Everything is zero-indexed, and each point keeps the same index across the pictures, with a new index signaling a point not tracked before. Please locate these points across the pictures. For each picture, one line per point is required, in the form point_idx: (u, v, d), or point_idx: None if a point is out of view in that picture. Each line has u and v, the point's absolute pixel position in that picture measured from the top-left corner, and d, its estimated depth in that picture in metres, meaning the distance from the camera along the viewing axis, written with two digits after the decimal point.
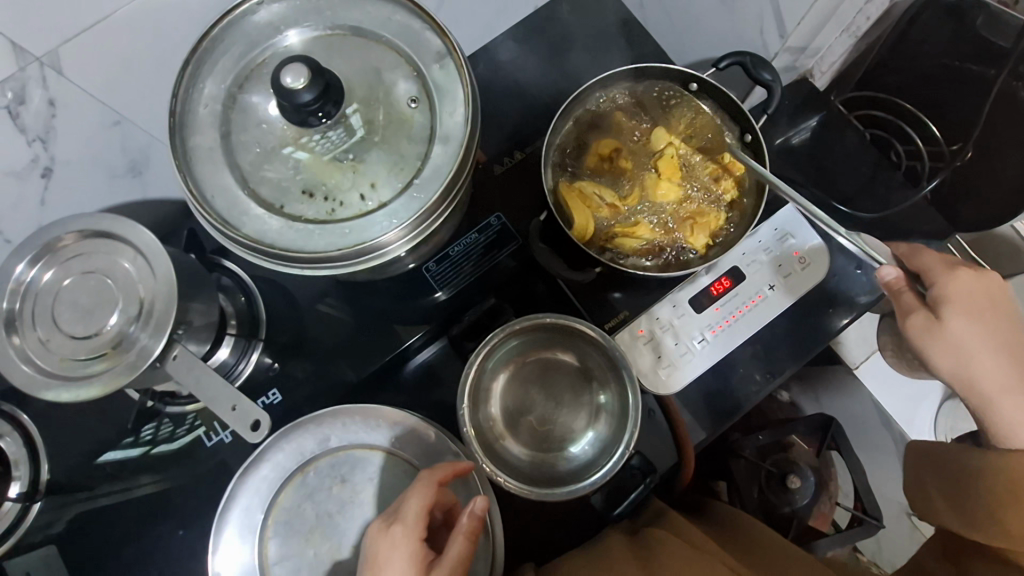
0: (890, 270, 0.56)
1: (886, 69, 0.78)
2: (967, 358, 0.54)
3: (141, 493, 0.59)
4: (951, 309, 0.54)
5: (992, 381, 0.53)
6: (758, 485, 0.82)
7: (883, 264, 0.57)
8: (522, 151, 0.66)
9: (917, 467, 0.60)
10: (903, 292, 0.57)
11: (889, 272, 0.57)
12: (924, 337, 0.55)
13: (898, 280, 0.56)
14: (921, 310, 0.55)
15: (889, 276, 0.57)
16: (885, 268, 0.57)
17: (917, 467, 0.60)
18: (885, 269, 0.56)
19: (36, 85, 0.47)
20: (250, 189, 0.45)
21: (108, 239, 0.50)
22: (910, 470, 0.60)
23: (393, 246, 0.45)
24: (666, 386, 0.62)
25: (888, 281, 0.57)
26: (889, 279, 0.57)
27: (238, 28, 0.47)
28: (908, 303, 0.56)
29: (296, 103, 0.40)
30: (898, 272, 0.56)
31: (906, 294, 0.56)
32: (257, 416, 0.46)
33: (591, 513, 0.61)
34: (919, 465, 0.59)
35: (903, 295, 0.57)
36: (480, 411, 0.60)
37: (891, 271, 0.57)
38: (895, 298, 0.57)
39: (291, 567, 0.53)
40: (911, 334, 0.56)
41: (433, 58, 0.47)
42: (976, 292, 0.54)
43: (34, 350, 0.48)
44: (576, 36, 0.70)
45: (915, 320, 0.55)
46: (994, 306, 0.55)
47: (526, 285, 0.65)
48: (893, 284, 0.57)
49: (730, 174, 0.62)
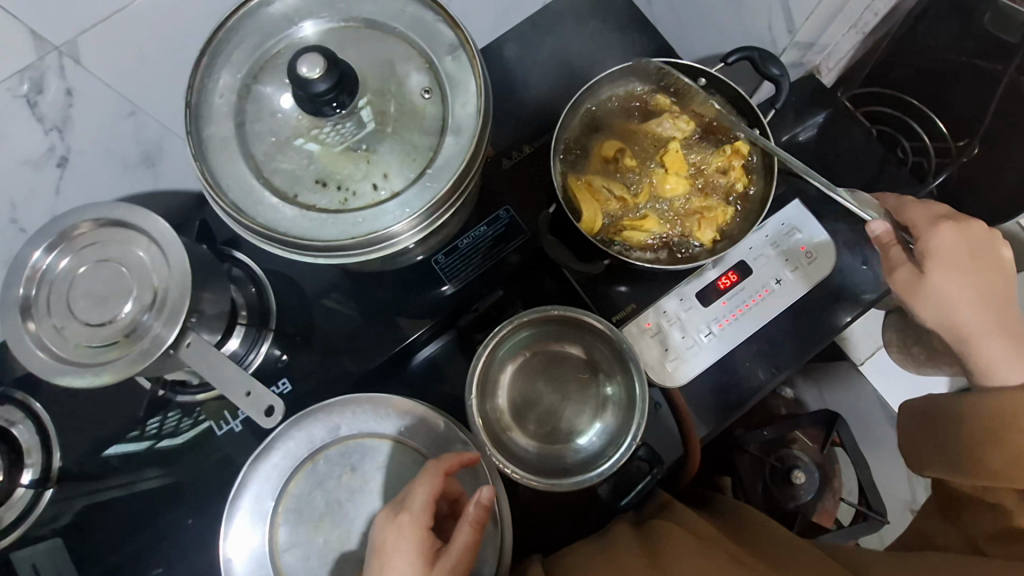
0: (879, 223, 0.56)
1: (892, 63, 0.79)
2: (954, 308, 0.54)
3: (150, 484, 0.60)
4: (938, 263, 0.54)
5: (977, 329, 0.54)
6: (762, 480, 0.84)
7: (873, 218, 0.56)
8: (531, 145, 0.66)
9: (908, 426, 0.60)
10: (890, 246, 0.57)
11: (877, 226, 0.56)
12: (909, 293, 0.56)
13: (887, 234, 0.56)
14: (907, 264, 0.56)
15: (877, 230, 0.56)
16: (874, 222, 0.56)
17: (911, 428, 0.60)
18: (874, 223, 0.55)
19: (54, 75, 0.48)
20: (264, 178, 0.46)
21: (123, 228, 0.51)
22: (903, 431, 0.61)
23: (404, 236, 0.45)
24: (672, 379, 0.62)
25: (876, 235, 0.56)
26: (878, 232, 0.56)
27: (252, 21, 0.48)
28: (894, 257, 0.57)
29: (312, 93, 0.41)
30: (886, 226, 0.56)
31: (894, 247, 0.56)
32: (272, 402, 0.46)
33: (597, 504, 0.61)
34: (909, 423, 0.60)
35: (890, 249, 0.57)
36: (487, 402, 0.61)
37: (880, 224, 0.56)
38: (882, 251, 0.57)
39: (301, 554, 0.53)
40: (896, 289, 0.57)
41: (445, 51, 0.47)
42: (964, 246, 0.54)
43: (49, 336, 0.49)
44: (584, 32, 0.71)
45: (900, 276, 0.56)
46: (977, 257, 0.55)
47: (533, 280, 0.66)
48: (882, 238, 0.57)
49: (737, 162, 0.62)
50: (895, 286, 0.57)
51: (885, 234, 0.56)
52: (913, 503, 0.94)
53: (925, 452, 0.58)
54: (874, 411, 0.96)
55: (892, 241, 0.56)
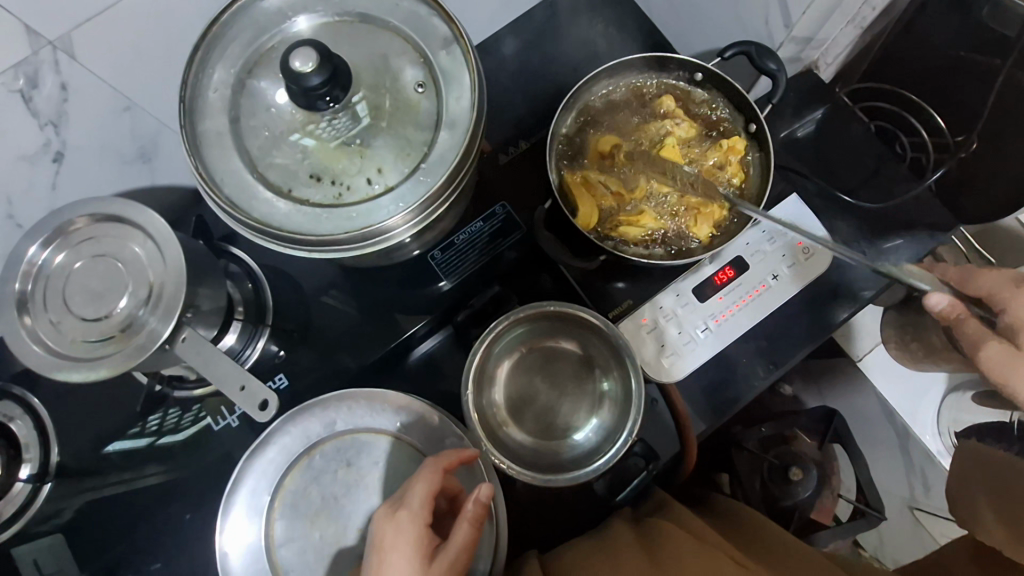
0: (937, 295, 0.52)
1: (889, 60, 0.79)
2: None
3: (148, 482, 0.60)
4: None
5: None
6: (759, 477, 0.83)
7: (932, 292, 0.52)
8: (527, 141, 0.66)
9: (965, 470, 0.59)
10: (963, 320, 0.51)
11: (938, 298, 0.52)
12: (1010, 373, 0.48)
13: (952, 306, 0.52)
14: (996, 341, 0.50)
15: (940, 304, 0.52)
16: (932, 295, 0.52)
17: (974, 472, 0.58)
18: (934, 296, 0.52)
19: (49, 69, 0.48)
20: (258, 173, 0.46)
21: (119, 223, 0.51)
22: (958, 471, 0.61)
23: (399, 230, 0.45)
24: (669, 374, 0.62)
25: (941, 308, 0.52)
26: (942, 306, 0.52)
27: (246, 15, 0.48)
28: (973, 332, 0.51)
29: (305, 87, 0.41)
30: (947, 296, 0.52)
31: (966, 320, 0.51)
32: (265, 397, 0.46)
33: (593, 500, 0.61)
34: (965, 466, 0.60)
35: (967, 323, 0.51)
36: (484, 397, 0.61)
37: (941, 298, 0.52)
38: (956, 328, 0.52)
39: (297, 548, 0.53)
40: (993, 372, 0.49)
41: (440, 44, 0.47)
42: None
43: (45, 332, 0.49)
44: (581, 29, 0.70)
45: (992, 351, 0.49)
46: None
47: (530, 276, 0.65)
48: (950, 312, 0.52)
49: (733, 157, 0.61)
50: (987, 370, 0.50)
51: (952, 309, 0.52)
52: (913, 500, 0.93)
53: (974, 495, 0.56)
54: (873, 408, 0.96)
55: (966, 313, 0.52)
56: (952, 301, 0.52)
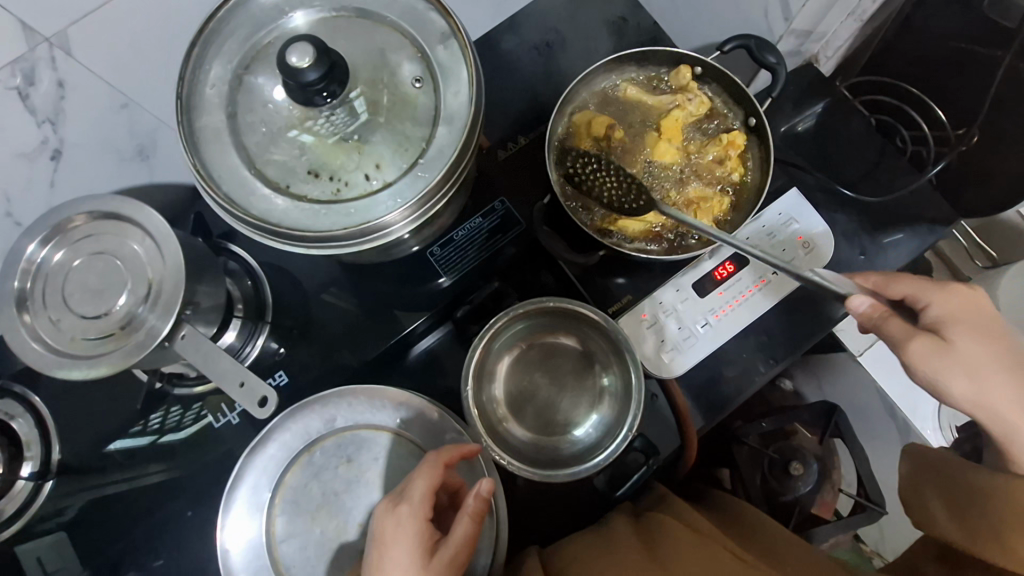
0: (857, 298, 0.51)
1: (890, 52, 0.80)
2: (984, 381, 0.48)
3: (149, 480, 0.60)
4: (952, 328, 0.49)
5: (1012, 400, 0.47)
6: (761, 471, 0.83)
7: (852, 295, 0.51)
8: (525, 136, 0.66)
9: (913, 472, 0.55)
10: (885, 321, 0.50)
11: (860, 302, 0.50)
12: (934, 369, 0.49)
13: (876, 308, 0.51)
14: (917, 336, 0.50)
15: (864, 306, 0.50)
16: (854, 299, 0.51)
17: (917, 478, 0.54)
18: (856, 299, 0.50)
19: (45, 66, 0.48)
20: (256, 169, 0.46)
21: (117, 220, 0.51)
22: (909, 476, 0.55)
23: (397, 226, 0.45)
24: (669, 370, 0.62)
25: (864, 312, 0.51)
26: (864, 309, 0.51)
27: (243, 11, 0.47)
28: (897, 332, 0.50)
29: (301, 82, 0.41)
30: (868, 299, 0.50)
31: (891, 320, 0.50)
32: (265, 392, 0.46)
33: (594, 495, 0.61)
34: (916, 470, 0.54)
35: (890, 322, 0.51)
36: (484, 392, 0.61)
37: (862, 300, 0.51)
38: (880, 326, 0.51)
39: (298, 545, 0.54)
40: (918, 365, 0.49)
41: (437, 39, 0.47)
42: (965, 308, 0.50)
43: (45, 329, 0.49)
44: (580, 23, 0.70)
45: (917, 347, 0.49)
46: (980, 317, 0.50)
47: (530, 273, 0.65)
48: (873, 313, 0.51)
49: (733, 152, 0.61)
50: (914, 367, 0.50)
51: (875, 310, 0.51)
52: None
53: (927, 502, 0.52)
54: (873, 402, 0.96)
55: (888, 314, 0.50)
56: (874, 304, 0.50)
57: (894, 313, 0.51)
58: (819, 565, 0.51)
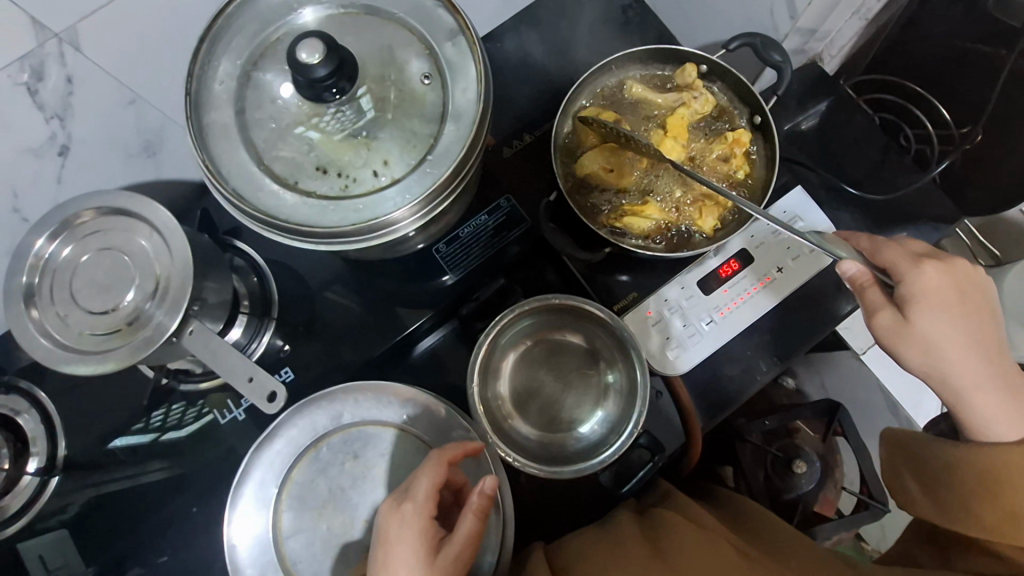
0: (849, 263, 0.52)
1: (896, 50, 0.80)
2: (946, 360, 0.51)
3: (154, 476, 0.60)
4: (926, 306, 0.50)
5: (973, 382, 0.50)
6: (764, 469, 0.83)
7: (844, 259, 0.52)
8: (531, 134, 0.66)
9: (888, 457, 0.56)
10: (869, 289, 0.52)
11: (849, 267, 0.52)
12: (895, 340, 0.52)
13: (862, 275, 0.52)
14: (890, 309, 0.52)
15: (850, 271, 0.52)
16: (846, 263, 0.52)
17: (894, 459, 0.56)
18: (846, 265, 0.52)
19: (54, 61, 0.48)
20: (264, 165, 0.46)
21: (125, 216, 0.51)
22: (886, 460, 0.56)
23: (404, 223, 0.45)
24: (674, 367, 0.62)
25: (850, 277, 0.53)
26: (851, 274, 0.53)
27: (251, 8, 0.48)
28: (875, 302, 0.52)
29: (311, 78, 0.41)
30: (858, 266, 0.52)
31: (873, 289, 0.52)
32: (274, 388, 0.46)
33: (599, 491, 0.62)
34: (891, 454, 0.56)
35: (870, 291, 0.53)
36: (490, 388, 0.61)
37: (853, 265, 0.52)
38: (860, 294, 0.53)
39: (304, 540, 0.54)
40: (880, 334, 0.52)
41: (445, 36, 0.47)
42: (951, 287, 0.51)
43: (52, 325, 0.49)
44: (585, 21, 0.70)
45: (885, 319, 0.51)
46: (967, 300, 0.51)
47: (534, 271, 0.66)
48: (857, 279, 0.53)
49: (738, 150, 0.61)
50: (879, 335, 0.53)
51: (861, 276, 0.52)
52: None
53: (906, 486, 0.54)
54: (875, 400, 0.96)
55: (871, 283, 0.52)
56: (862, 270, 0.52)
57: (879, 281, 0.53)
58: (822, 558, 0.51)
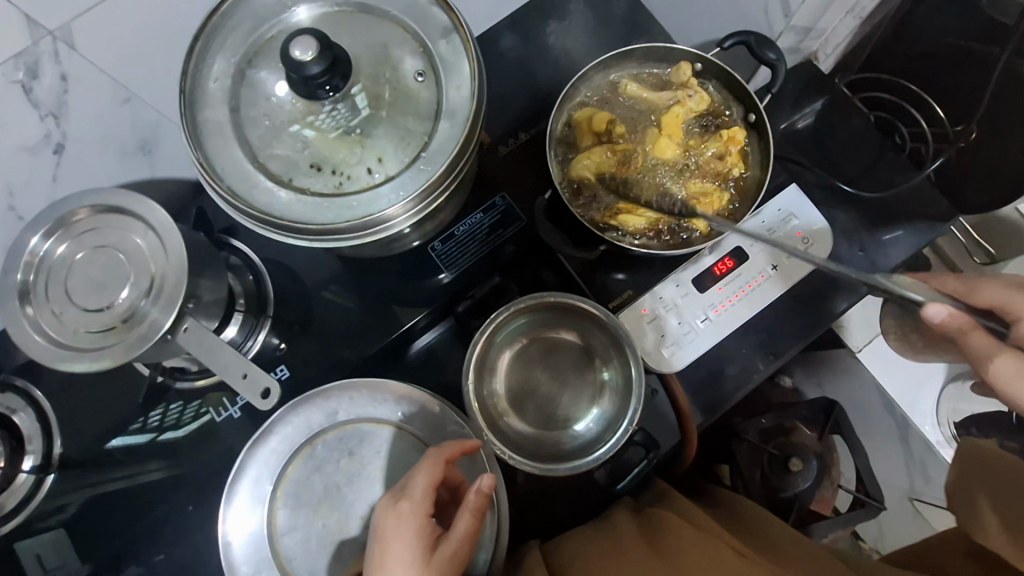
0: (937, 307, 0.46)
1: (888, 49, 0.81)
2: None
3: (151, 476, 0.60)
4: None
5: None
6: (761, 468, 0.83)
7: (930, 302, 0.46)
8: (526, 132, 0.67)
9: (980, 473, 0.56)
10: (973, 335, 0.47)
11: (937, 311, 0.46)
12: None
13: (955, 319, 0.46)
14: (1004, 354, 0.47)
15: (941, 315, 0.46)
16: (932, 307, 0.46)
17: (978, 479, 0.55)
18: (934, 308, 0.45)
19: (48, 60, 0.48)
20: (259, 163, 0.46)
21: (120, 214, 0.51)
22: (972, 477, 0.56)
23: (398, 220, 0.45)
24: (669, 364, 0.62)
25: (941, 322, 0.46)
26: (942, 318, 0.46)
27: (245, 6, 0.48)
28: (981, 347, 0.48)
29: (304, 75, 0.41)
30: (948, 309, 0.46)
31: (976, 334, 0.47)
32: (268, 385, 0.47)
33: (595, 489, 0.62)
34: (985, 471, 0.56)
35: (973, 338, 0.47)
36: (486, 386, 0.61)
37: (940, 309, 0.46)
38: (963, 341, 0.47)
39: (300, 538, 0.54)
40: (998, 384, 0.47)
41: (439, 34, 0.48)
42: None
43: (48, 323, 0.49)
44: (581, 20, 0.71)
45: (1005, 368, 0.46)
46: None
47: (530, 271, 0.66)
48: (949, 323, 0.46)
49: (733, 147, 0.61)
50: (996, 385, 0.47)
51: (954, 320, 0.46)
52: (912, 492, 0.94)
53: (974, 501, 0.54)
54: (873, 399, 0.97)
55: (972, 328, 0.47)
56: (953, 312, 0.46)
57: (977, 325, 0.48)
58: (819, 560, 0.51)
